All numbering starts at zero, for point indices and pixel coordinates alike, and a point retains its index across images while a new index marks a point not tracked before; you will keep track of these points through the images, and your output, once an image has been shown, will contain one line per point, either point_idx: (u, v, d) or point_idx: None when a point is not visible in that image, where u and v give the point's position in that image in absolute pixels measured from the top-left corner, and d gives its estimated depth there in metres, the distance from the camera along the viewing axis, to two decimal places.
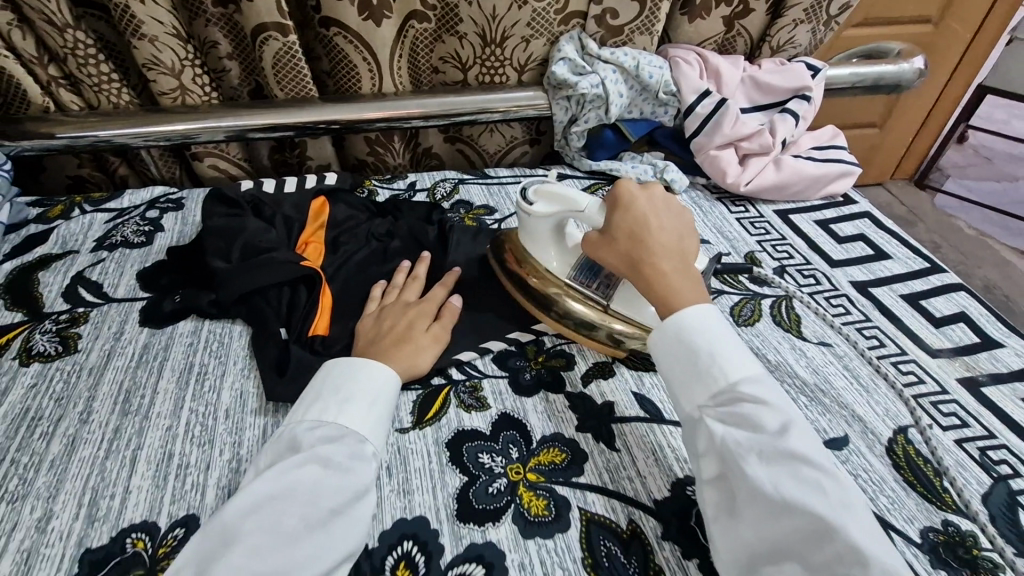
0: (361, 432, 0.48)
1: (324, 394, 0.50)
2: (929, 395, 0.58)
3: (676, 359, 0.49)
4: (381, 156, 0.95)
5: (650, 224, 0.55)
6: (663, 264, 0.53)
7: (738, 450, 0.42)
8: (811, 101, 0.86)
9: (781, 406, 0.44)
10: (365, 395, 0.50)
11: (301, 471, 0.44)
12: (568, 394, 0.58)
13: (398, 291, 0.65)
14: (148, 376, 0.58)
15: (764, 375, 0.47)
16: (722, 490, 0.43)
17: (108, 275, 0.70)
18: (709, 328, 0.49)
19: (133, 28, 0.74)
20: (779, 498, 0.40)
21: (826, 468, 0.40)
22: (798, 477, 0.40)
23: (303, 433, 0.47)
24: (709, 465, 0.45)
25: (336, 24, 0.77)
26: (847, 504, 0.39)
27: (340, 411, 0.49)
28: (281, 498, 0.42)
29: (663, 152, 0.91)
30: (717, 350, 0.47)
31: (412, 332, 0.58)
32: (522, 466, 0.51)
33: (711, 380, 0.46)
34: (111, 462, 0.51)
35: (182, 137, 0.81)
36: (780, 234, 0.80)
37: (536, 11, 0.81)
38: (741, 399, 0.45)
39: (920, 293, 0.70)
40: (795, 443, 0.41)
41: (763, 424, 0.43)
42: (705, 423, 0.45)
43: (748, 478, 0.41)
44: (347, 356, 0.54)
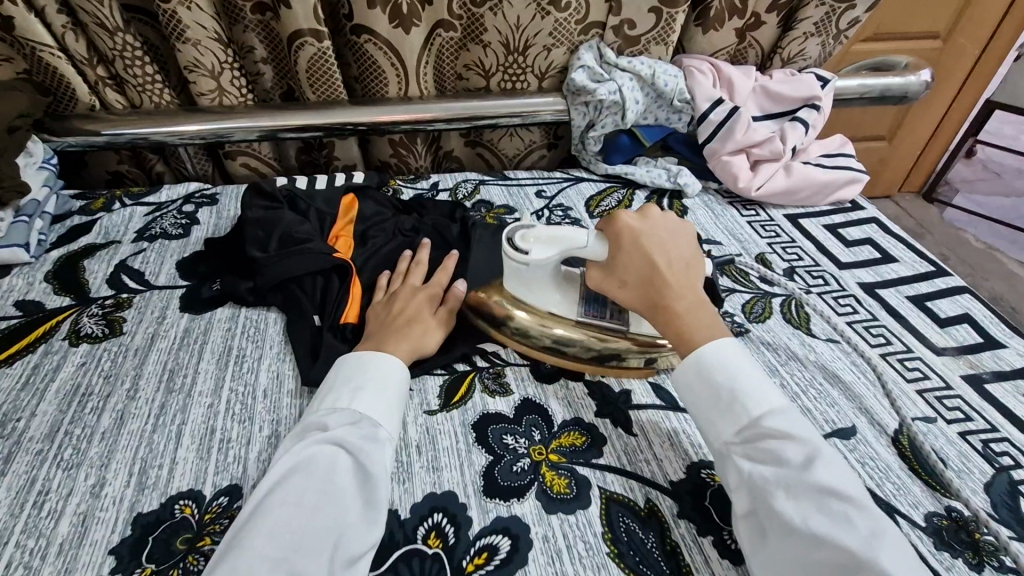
0: (373, 417, 0.51)
1: (337, 384, 0.53)
2: (934, 390, 0.60)
3: (699, 397, 0.51)
4: (404, 157, 0.99)
5: (662, 255, 0.55)
6: (679, 302, 0.54)
7: (766, 485, 0.44)
8: (819, 109, 0.89)
9: (808, 439, 0.45)
10: (377, 382, 0.53)
11: (318, 454, 0.47)
12: (587, 382, 0.61)
13: (404, 276, 0.68)
14: (189, 357, 0.62)
15: (788, 408, 0.48)
16: (754, 525, 0.45)
17: (150, 263, 0.74)
18: (731, 364, 0.50)
19: (179, 33, 0.79)
20: (808, 532, 0.41)
21: (854, 498, 0.42)
22: (825, 510, 0.41)
23: (318, 419, 0.50)
24: (740, 500, 0.46)
25: (367, 31, 0.81)
26: (877, 535, 0.40)
27: (353, 398, 0.51)
28: (298, 478, 0.45)
29: (676, 157, 0.94)
30: (737, 386, 0.49)
31: (420, 314, 0.61)
32: (544, 447, 0.54)
33: (737, 416, 0.48)
34: (158, 435, 0.54)
35: (218, 136, 0.85)
36: (790, 237, 0.83)
37: (558, 21, 0.85)
38: (765, 435, 0.46)
39: (925, 295, 0.73)
40: (821, 474, 0.43)
41: (788, 458, 0.44)
42: (733, 459, 0.47)
43: (778, 512, 0.43)
44: (355, 352, 0.56)
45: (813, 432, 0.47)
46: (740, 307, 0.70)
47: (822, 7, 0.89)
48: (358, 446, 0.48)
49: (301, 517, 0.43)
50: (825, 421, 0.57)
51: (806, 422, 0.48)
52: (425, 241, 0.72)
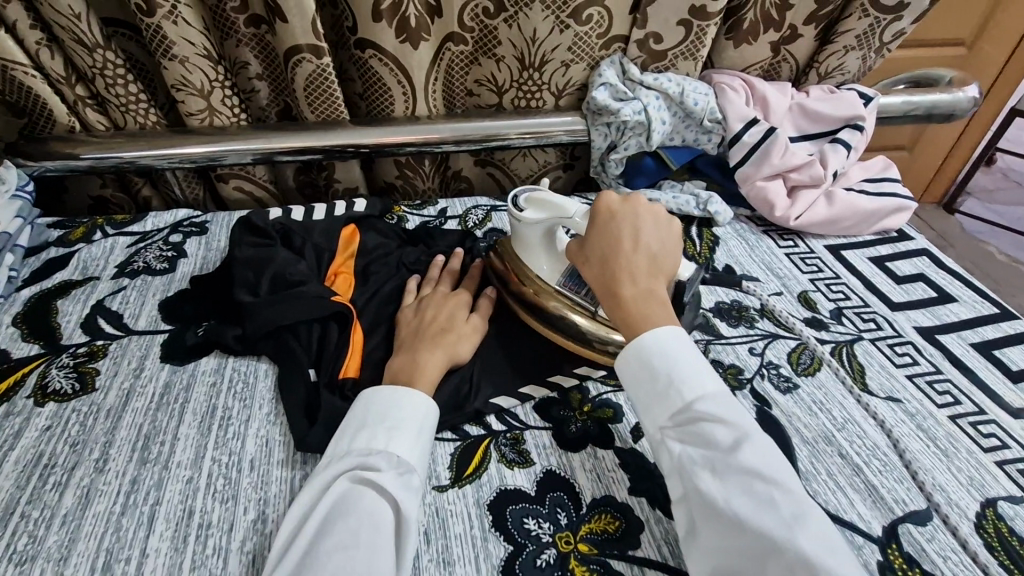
0: (411, 463, 0.47)
1: (370, 423, 0.48)
2: (1016, 462, 0.54)
3: (637, 380, 0.48)
4: (410, 179, 0.92)
5: (624, 241, 0.53)
6: (626, 285, 0.51)
7: (692, 467, 0.42)
8: (863, 130, 0.81)
9: (739, 422, 0.43)
10: (412, 424, 0.49)
11: (358, 502, 0.43)
12: (618, 449, 0.54)
13: (434, 283, 0.66)
14: (168, 419, 0.55)
15: (726, 394, 0.45)
16: (685, 511, 0.43)
17: (130, 304, 0.67)
18: (670, 346, 0.47)
19: (165, 49, 0.72)
20: (731, 513, 0.39)
21: (780, 480, 0.39)
22: (750, 492, 0.39)
23: (355, 462, 0.46)
24: (672, 485, 0.44)
25: (370, 46, 0.74)
26: (798, 515, 0.38)
27: (389, 440, 0.47)
28: (339, 530, 0.41)
29: (704, 181, 0.87)
30: (675, 368, 0.46)
31: (454, 322, 0.59)
32: (572, 534, 0.47)
33: (670, 399, 0.45)
34: (127, 519, 0.47)
35: (208, 160, 0.78)
36: (834, 273, 0.75)
37: (579, 35, 0.78)
38: (697, 418, 0.44)
39: (991, 342, 0.66)
40: (746, 457, 0.40)
41: (715, 440, 0.42)
42: (666, 444, 0.45)
43: (702, 494, 0.41)
44: (385, 386, 0.51)
45: (745, 415, 0.44)
46: (785, 357, 0.63)
47: (866, 18, 0.81)
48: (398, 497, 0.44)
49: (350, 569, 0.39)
50: (896, 501, 0.50)
51: (742, 406, 0.45)
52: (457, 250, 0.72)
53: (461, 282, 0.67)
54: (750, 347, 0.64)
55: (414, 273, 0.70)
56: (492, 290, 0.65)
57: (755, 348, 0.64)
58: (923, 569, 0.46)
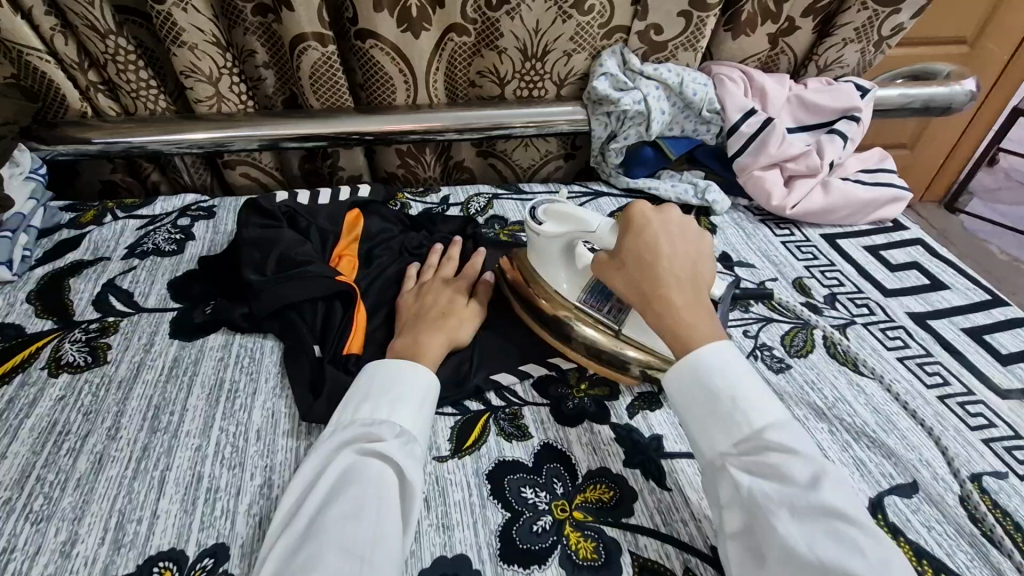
0: (413, 432, 0.48)
1: (373, 394, 0.50)
2: (1001, 440, 0.55)
3: (694, 402, 0.47)
4: (412, 167, 0.93)
5: (667, 251, 0.52)
6: (674, 296, 0.50)
7: (766, 502, 0.40)
8: (859, 121, 0.83)
9: (811, 455, 0.42)
10: (415, 396, 0.50)
11: (365, 469, 0.45)
12: (613, 425, 0.55)
13: (435, 269, 0.68)
14: (177, 391, 0.57)
15: (789, 421, 0.45)
16: (747, 544, 0.42)
17: (140, 283, 0.69)
18: (730, 370, 0.46)
19: (175, 36, 0.73)
20: (814, 559, 0.37)
21: (861, 522, 0.38)
22: (833, 534, 0.38)
23: (360, 431, 0.47)
24: (732, 516, 0.43)
25: (371, 36, 0.76)
26: (889, 563, 0.37)
27: (393, 411, 0.49)
28: (348, 496, 0.43)
29: (703, 171, 0.88)
30: (738, 393, 0.45)
31: (454, 306, 0.61)
32: (567, 503, 0.49)
33: (736, 427, 0.44)
34: (138, 483, 0.49)
35: (216, 145, 0.80)
36: (829, 260, 0.76)
37: (580, 25, 0.79)
38: (766, 447, 0.43)
39: (982, 327, 0.68)
40: (827, 495, 0.39)
41: (792, 474, 0.41)
42: (728, 472, 0.44)
43: (777, 533, 0.39)
44: (388, 360, 0.53)
45: (816, 450, 0.43)
46: (779, 339, 0.64)
47: (864, 11, 0.82)
48: (403, 461, 0.45)
49: (360, 531, 0.40)
50: (883, 475, 0.51)
51: (808, 438, 0.44)
52: (456, 238, 0.73)
53: (461, 268, 0.69)
54: (745, 330, 0.65)
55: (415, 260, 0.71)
56: (490, 275, 0.67)
57: (749, 330, 0.65)
58: (907, 539, 0.47)
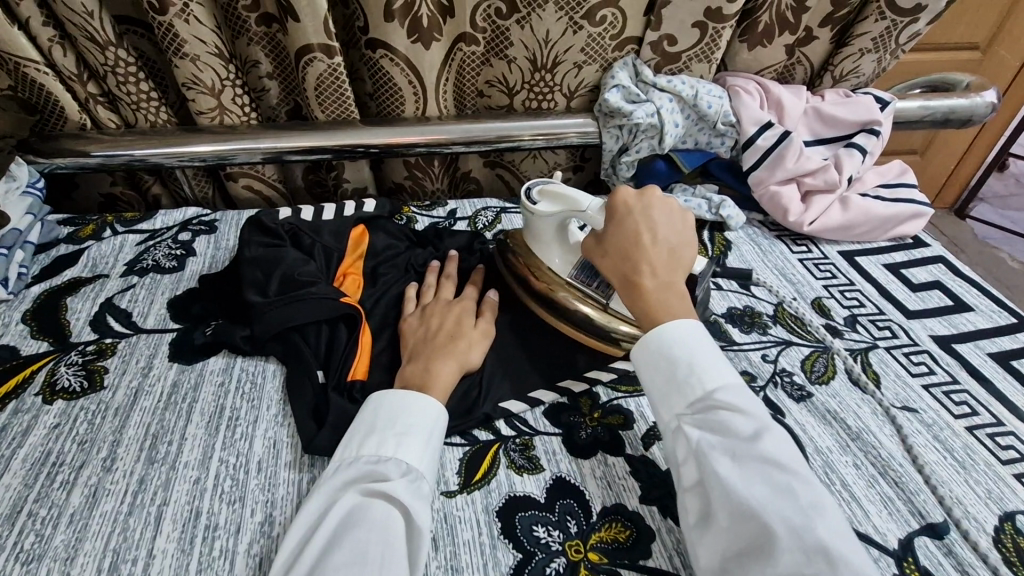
0: (420, 469, 0.46)
1: (379, 427, 0.48)
2: None
3: (654, 366, 0.48)
4: (419, 179, 0.91)
5: (641, 228, 0.54)
6: (643, 270, 0.52)
7: (709, 451, 0.42)
8: (879, 135, 0.80)
9: (757, 412, 0.44)
10: (421, 430, 0.48)
11: (369, 511, 0.42)
12: (628, 457, 0.53)
13: (435, 290, 0.65)
14: (176, 419, 0.55)
15: (743, 385, 0.46)
16: (699, 496, 0.43)
17: (139, 302, 0.67)
18: (686, 334, 0.48)
19: (176, 47, 0.71)
20: (749, 499, 0.39)
21: (796, 471, 0.40)
22: (768, 480, 0.40)
23: (364, 468, 0.45)
24: (686, 471, 0.44)
25: (382, 46, 0.74)
26: (818, 507, 0.39)
27: (399, 447, 0.47)
28: (350, 542, 0.40)
29: (716, 184, 0.85)
30: (695, 357, 0.46)
31: (462, 328, 0.59)
32: (582, 543, 0.46)
33: (689, 387, 0.46)
34: (134, 520, 0.47)
35: (218, 159, 0.78)
36: (848, 279, 0.74)
37: (592, 36, 0.77)
38: (717, 407, 0.44)
39: (1009, 352, 0.65)
40: (766, 445, 0.41)
41: (736, 429, 0.43)
42: (683, 431, 0.45)
43: (719, 479, 0.41)
44: (394, 389, 0.51)
45: (763, 408, 0.45)
46: (799, 364, 0.62)
47: (882, 22, 0.80)
48: (410, 502, 0.43)
49: None
50: (912, 513, 0.49)
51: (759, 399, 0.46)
52: (452, 252, 0.71)
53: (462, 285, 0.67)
54: (764, 354, 0.63)
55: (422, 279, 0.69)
56: (494, 295, 0.64)
57: (768, 355, 0.63)
58: None
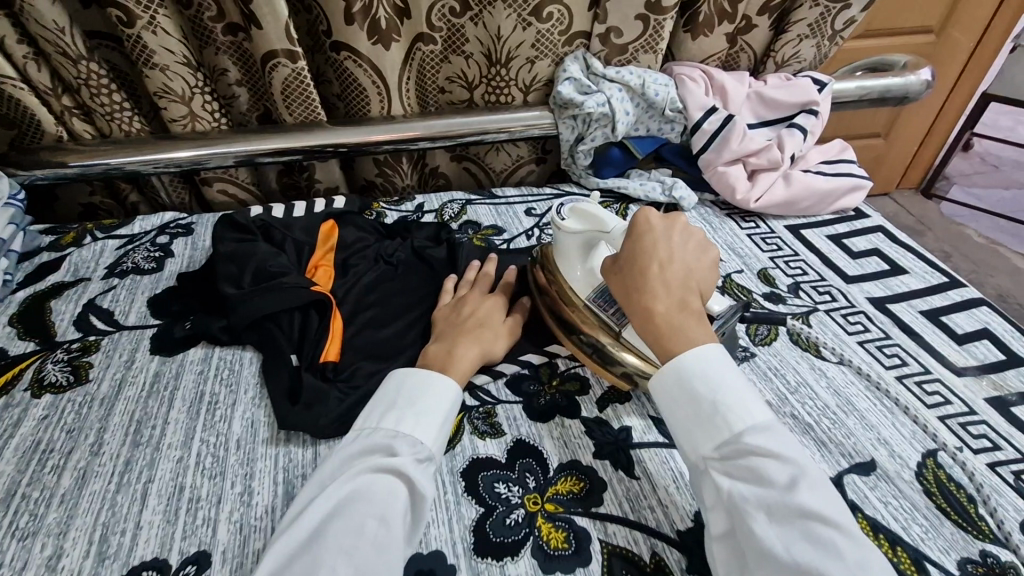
0: (431, 449, 0.49)
1: (399, 405, 0.51)
2: (957, 417, 0.57)
3: (678, 406, 0.48)
4: (389, 177, 0.95)
5: (660, 256, 0.54)
6: (661, 301, 0.52)
7: (743, 504, 0.42)
8: (818, 115, 0.85)
9: (790, 457, 0.43)
10: (438, 412, 0.51)
11: (380, 481, 0.46)
12: (584, 419, 0.57)
13: (471, 283, 0.68)
14: (159, 406, 0.58)
15: (773, 423, 0.46)
16: (730, 547, 0.43)
17: (120, 301, 0.70)
18: (710, 373, 0.48)
19: (145, 59, 0.75)
20: (790, 560, 0.39)
21: (836, 523, 0.40)
22: (808, 535, 0.40)
23: (379, 441, 0.48)
24: (717, 519, 0.44)
25: (346, 49, 0.77)
26: (862, 564, 0.38)
27: (415, 426, 0.50)
28: (358, 506, 0.44)
29: (670, 169, 0.90)
30: (720, 397, 0.47)
31: (489, 318, 0.62)
32: (540, 496, 0.51)
33: (718, 430, 0.46)
34: (122, 496, 0.50)
35: (192, 163, 0.81)
36: (793, 251, 0.79)
37: (541, 33, 0.82)
38: (748, 452, 0.44)
39: (940, 309, 0.70)
40: (804, 497, 0.41)
41: (771, 479, 0.42)
42: (711, 476, 0.45)
43: (755, 534, 0.41)
44: (419, 370, 0.54)
45: (798, 452, 0.44)
46: (744, 329, 0.66)
47: (815, 8, 0.85)
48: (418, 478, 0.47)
49: (363, 549, 0.41)
50: (842, 454, 0.53)
51: (793, 440, 0.45)
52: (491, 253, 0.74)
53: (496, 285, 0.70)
54: None
55: (390, 269, 0.73)
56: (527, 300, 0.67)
57: None
58: (864, 514, 0.49)
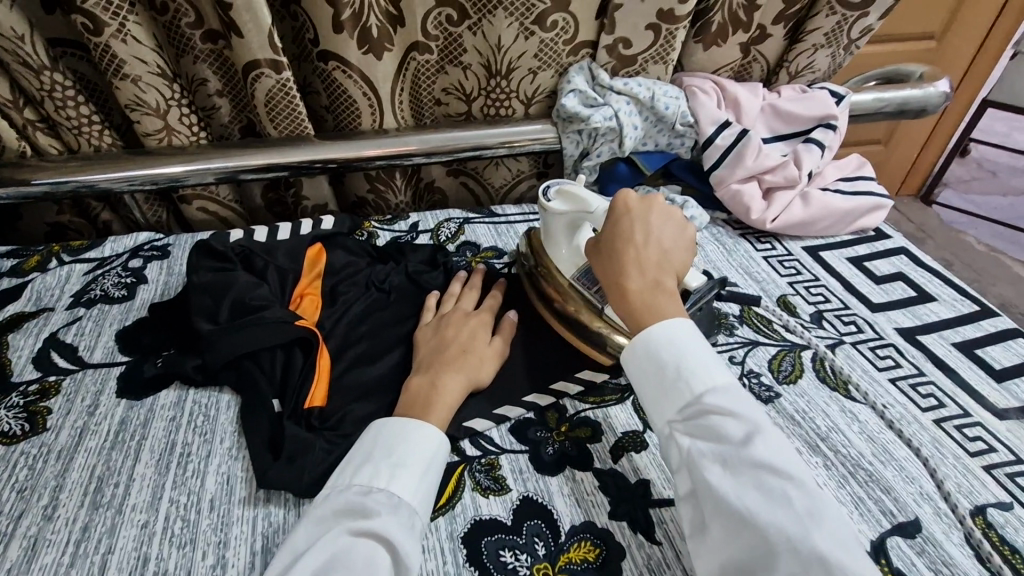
0: (412, 504, 0.44)
1: (375, 456, 0.46)
2: (1003, 466, 0.53)
3: (645, 373, 0.46)
4: (381, 193, 0.89)
5: (637, 239, 0.53)
6: (634, 279, 0.50)
7: (701, 462, 0.40)
8: (836, 129, 0.80)
9: (749, 413, 0.41)
10: (419, 463, 0.46)
11: (358, 548, 0.40)
12: (597, 471, 0.52)
13: (455, 299, 0.65)
14: (124, 459, 0.52)
15: (734, 382, 0.43)
16: (691, 507, 0.41)
17: (85, 335, 0.64)
18: (673, 337, 0.46)
19: (115, 68, 0.69)
20: (742, 513, 0.37)
21: (793, 475, 0.38)
22: (762, 488, 0.38)
23: (355, 499, 0.43)
24: (679, 480, 0.42)
25: (334, 58, 0.72)
26: (817, 516, 0.36)
27: (392, 479, 0.44)
28: None
29: (680, 185, 0.85)
30: (683, 359, 0.44)
31: (474, 343, 0.58)
32: (550, 566, 0.45)
33: (679, 393, 0.44)
34: (76, 571, 0.44)
35: (170, 180, 0.75)
36: (813, 275, 0.74)
37: (545, 42, 0.76)
38: (708, 412, 0.42)
39: (974, 341, 0.65)
40: (759, 451, 0.39)
41: (727, 435, 0.40)
42: (674, 438, 0.43)
43: (710, 488, 0.39)
44: (397, 416, 0.49)
45: (760, 411, 0.42)
46: (766, 364, 0.61)
47: (834, 17, 0.80)
48: (401, 541, 0.41)
49: None
50: (883, 513, 0.48)
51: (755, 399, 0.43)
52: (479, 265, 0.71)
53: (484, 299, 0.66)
54: (730, 356, 0.62)
55: (383, 298, 0.68)
56: (514, 312, 0.64)
57: (735, 356, 0.62)
58: None
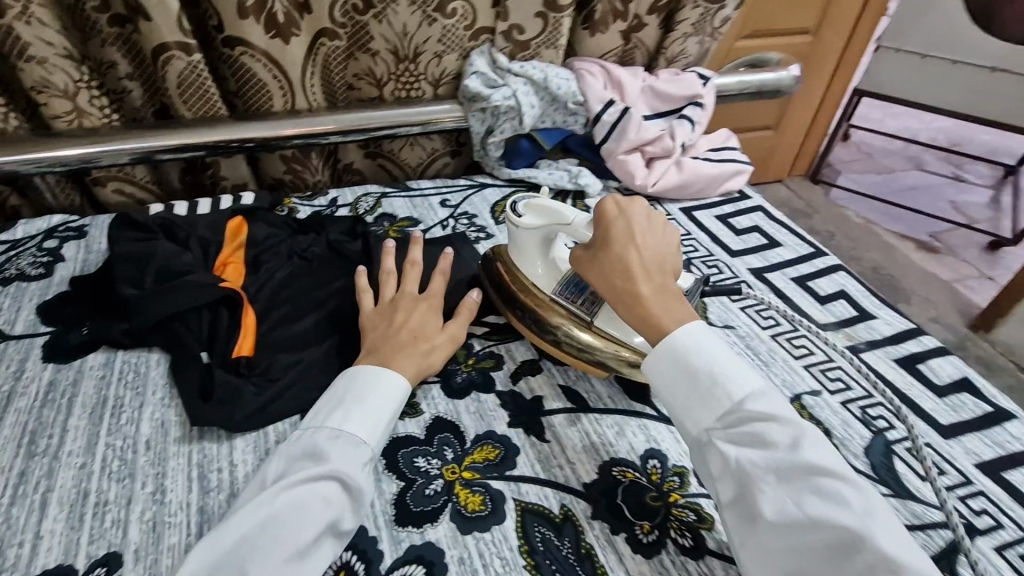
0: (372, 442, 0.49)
1: (345, 403, 0.50)
2: (818, 364, 0.66)
3: (677, 382, 0.49)
4: (298, 173, 0.93)
5: (634, 245, 0.54)
6: (646, 290, 0.52)
7: (753, 468, 0.43)
8: (703, 107, 0.94)
9: (791, 418, 0.44)
10: (382, 410, 0.51)
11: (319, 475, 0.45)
12: (499, 393, 0.61)
13: (391, 280, 0.64)
14: (56, 414, 0.55)
15: (771, 389, 0.47)
16: (741, 512, 0.44)
17: (3, 310, 0.66)
18: (705, 346, 0.49)
19: (20, 51, 0.70)
20: (804, 515, 0.40)
21: (844, 475, 0.41)
22: (818, 490, 0.41)
23: (321, 440, 0.48)
24: (725, 487, 0.45)
25: (240, 43, 0.76)
26: (870, 511, 0.39)
27: (358, 422, 0.49)
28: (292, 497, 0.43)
29: (577, 158, 0.95)
30: (717, 368, 0.47)
31: (425, 330, 0.59)
32: (457, 466, 0.53)
33: (717, 401, 0.46)
34: (18, 508, 0.48)
35: (80, 163, 0.76)
36: (686, 230, 0.87)
37: (445, 28, 0.84)
38: (750, 417, 0.45)
39: (806, 275, 0.80)
40: (809, 455, 0.42)
41: (773, 440, 0.43)
42: (716, 445, 0.46)
43: (766, 493, 0.42)
44: (367, 367, 0.53)
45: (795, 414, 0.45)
46: None
47: (697, 9, 0.93)
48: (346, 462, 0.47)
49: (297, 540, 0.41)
50: None
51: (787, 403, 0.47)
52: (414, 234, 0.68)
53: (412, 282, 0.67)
54: None
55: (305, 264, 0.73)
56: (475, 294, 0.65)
57: None
58: None
